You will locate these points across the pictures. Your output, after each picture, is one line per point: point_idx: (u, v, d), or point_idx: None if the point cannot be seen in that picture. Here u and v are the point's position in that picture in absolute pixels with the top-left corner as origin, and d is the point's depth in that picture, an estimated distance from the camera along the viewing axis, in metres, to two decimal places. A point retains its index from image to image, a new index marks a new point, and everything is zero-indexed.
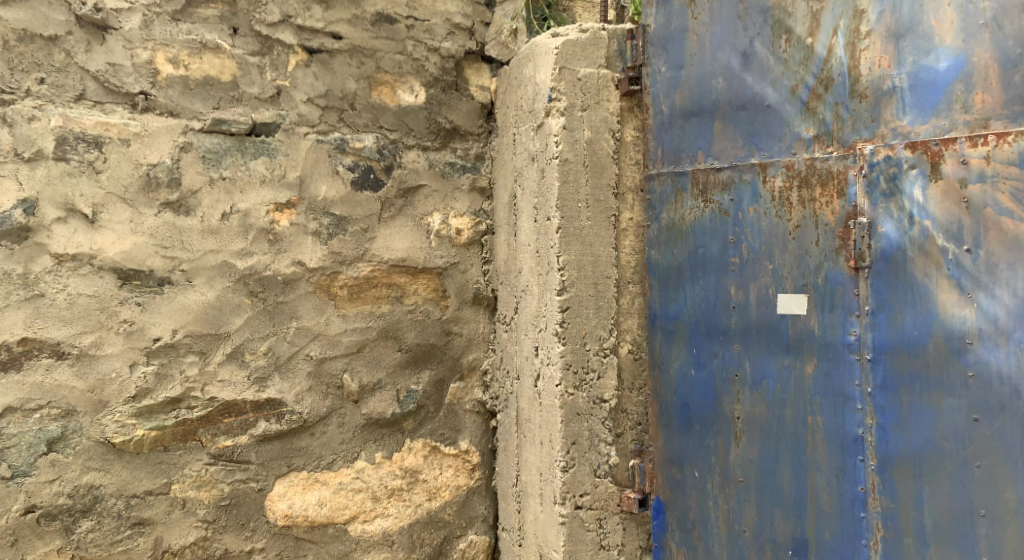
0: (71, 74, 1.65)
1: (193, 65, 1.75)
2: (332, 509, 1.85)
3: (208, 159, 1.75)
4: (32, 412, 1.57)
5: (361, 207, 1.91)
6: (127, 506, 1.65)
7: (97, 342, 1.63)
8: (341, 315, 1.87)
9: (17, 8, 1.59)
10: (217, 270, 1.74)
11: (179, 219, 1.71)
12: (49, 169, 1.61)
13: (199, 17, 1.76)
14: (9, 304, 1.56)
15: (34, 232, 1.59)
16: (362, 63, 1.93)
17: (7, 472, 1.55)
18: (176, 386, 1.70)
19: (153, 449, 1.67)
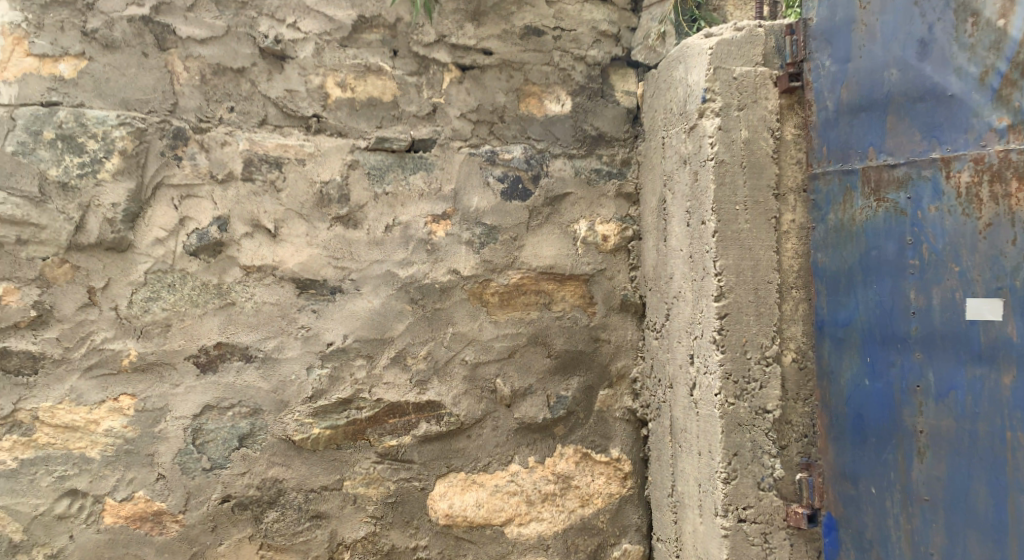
0: (255, 102, 1.81)
1: (359, 87, 1.87)
2: (489, 511, 1.89)
3: (373, 175, 1.86)
4: (226, 410, 1.73)
5: (511, 216, 1.94)
6: (306, 499, 1.77)
7: (279, 346, 1.77)
8: (493, 321, 1.92)
9: (212, 46, 1.77)
10: (381, 279, 1.84)
11: (348, 231, 1.83)
12: (238, 189, 1.77)
13: (364, 42, 1.87)
14: (207, 312, 1.73)
15: (227, 246, 1.75)
16: (512, 76, 1.97)
17: (208, 464, 1.71)
18: (346, 387, 1.80)
19: (327, 447, 1.79)
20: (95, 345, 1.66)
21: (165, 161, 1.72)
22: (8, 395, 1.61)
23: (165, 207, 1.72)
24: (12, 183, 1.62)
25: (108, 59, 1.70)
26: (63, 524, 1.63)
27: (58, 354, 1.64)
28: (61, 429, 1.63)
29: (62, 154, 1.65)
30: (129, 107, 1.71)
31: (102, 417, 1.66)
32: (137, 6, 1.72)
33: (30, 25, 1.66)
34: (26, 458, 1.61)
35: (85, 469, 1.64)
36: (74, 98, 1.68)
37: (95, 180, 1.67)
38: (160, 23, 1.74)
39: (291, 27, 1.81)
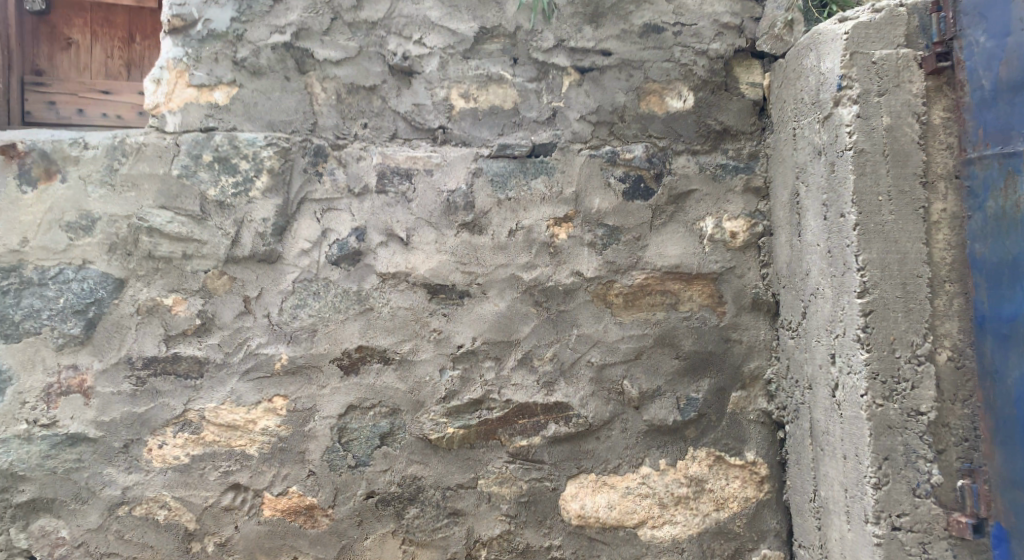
0: (386, 117, 1.90)
1: (481, 97, 1.91)
2: (621, 512, 1.89)
3: (496, 181, 1.89)
4: (368, 410, 1.82)
5: (634, 216, 1.93)
6: (444, 497, 1.83)
7: (414, 349, 1.84)
8: (618, 323, 1.91)
9: (346, 66, 1.87)
10: (508, 283, 1.87)
11: (474, 237, 1.87)
12: (373, 201, 1.86)
13: (485, 53, 1.92)
14: (348, 317, 1.83)
15: (364, 255, 1.84)
16: (631, 75, 1.95)
17: (353, 461, 1.81)
18: (477, 388, 1.85)
19: (461, 446, 1.84)
20: (251, 350, 1.79)
21: (307, 177, 1.84)
22: (180, 396, 1.77)
23: (308, 220, 1.84)
24: (177, 204, 1.78)
25: (256, 85, 1.84)
26: (229, 515, 1.77)
27: (219, 358, 1.78)
28: (224, 428, 1.78)
29: (218, 175, 1.79)
30: (275, 128, 1.84)
31: (258, 417, 1.78)
32: (279, 33, 1.84)
33: (190, 59, 1.82)
34: (196, 454, 1.77)
35: (246, 464, 1.78)
36: (227, 123, 1.83)
37: (248, 198, 1.81)
38: (299, 48, 1.85)
39: (417, 43, 1.89)
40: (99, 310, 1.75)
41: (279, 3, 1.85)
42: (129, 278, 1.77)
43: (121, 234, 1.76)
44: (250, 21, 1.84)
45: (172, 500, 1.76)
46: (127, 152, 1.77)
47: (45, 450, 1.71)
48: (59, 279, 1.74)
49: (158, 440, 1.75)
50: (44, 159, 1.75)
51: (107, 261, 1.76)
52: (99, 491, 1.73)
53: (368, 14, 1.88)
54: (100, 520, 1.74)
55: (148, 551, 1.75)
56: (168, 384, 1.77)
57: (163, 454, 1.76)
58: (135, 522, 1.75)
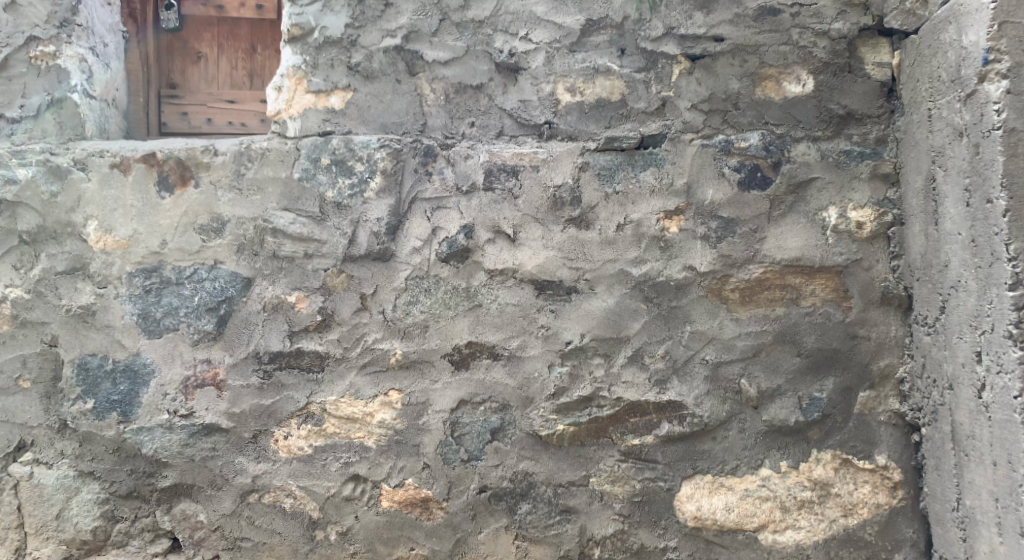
0: (493, 115, 1.91)
1: (588, 90, 1.89)
2: (740, 515, 1.82)
3: (603, 175, 1.86)
4: (479, 404, 1.84)
5: (750, 207, 1.84)
6: (556, 494, 1.83)
7: (522, 345, 1.84)
8: (734, 319, 1.84)
9: (454, 66, 1.90)
10: (617, 278, 1.84)
11: (581, 232, 1.85)
12: (481, 198, 1.87)
13: (592, 45, 1.89)
14: (458, 313, 1.86)
15: (473, 252, 1.86)
16: (746, 60, 1.86)
17: (466, 456, 1.83)
18: (587, 385, 1.83)
19: (572, 443, 1.83)
20: (367, 344, 1.85)
21: (418, 177, 1.87)
22: (303, 390, 1.85)
23: (418, 219, 1.87)
24: (298, 206, 1.86)
25: (369, 88, 1.90)
26: (350, 505, 1.84)
27: (339, 353, 1.85)
28: (344, 420, 1.85)
29: (335, 177, 1.86)
30: (387, 130, 1.90)
31: (375, 410, 1.84)
32: (390, 37, 1.89)
33: (308, 66, 1.90)
34: (318, 445, 1.85)
35: (364, 456, 1.84)
36: (343, 126, 1.90)
37: (363, 199, 1.86)
38: (410, 50, 1.89)
39: (524, 39, 1.89)
40: (230, 307, 1.86)
41: (390, 8, 1.90)
42: (255, 277, 1.86)
43: (248, 236, 1.86)
44: (363, 27, 1.90)
45: (297, 489, 1.84)
46: (252, 158, 1.86)
47: (184, 439, 1.84)
48: (193, 278, 1.86)
49: (284, 431, 1.84)
50: (180, 166, 1.86)
51: (236, 261, 1.86)
52: (232, 478, 1.84)
53: (475, 13, 1.89)
54: (234, 506, 1.85)
55: (276, 536, 1.86)
56: (292, 377, 1.85)
57: (288, 444, 1.84)
58: (265, 509, 1.85)
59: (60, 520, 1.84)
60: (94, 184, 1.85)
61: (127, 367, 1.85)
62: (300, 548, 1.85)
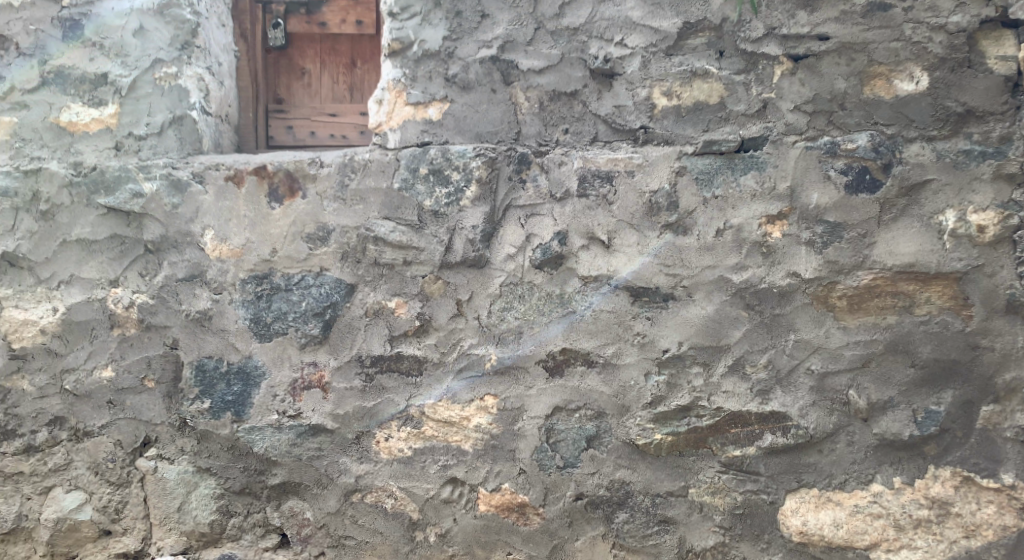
0: (587, 121, 1.91)
1: (685, 93, 1.86)
2: (850, 532, 1.73)
3: (701, 179, 1.83)
4: (575, 411, 1.84)
5: (858, 211, 1.76)
6: (654, 504, 1.81)
7: (618, 352, 1.83)
8: (842, 328, 1.76)
9: (549, 74, 1.91)
10: (716, 285, 1.80)
11: (679, 238, 1.82)
12: (575, 205, 1.87)
13: (689, 48, 1.86)
14: (553, 320, 1.86)
15: (567, 259, 1.86)
16: (853, 59, 1.78)
17: (561, 463, 1.84)
18: (685, 394, 1.80)
19: (670, 453, 1.80)
20: (464, 350, 1.89)
21: (512, 185, 1.89)
22: (403, 393, 1.90)
23: (513, 226, 1.89)
24: (398, 214, 1.92)
25: (465, 99, 1.94)
26: (449, 507, 1.88)
27: (436, 357, 1.89)
28: (442, 424, 1.88)
29: (433, 186, 1.90)
30: (483, 139, 1.93)
31: (472, 415, 1.87)
32: (486, 48, 1.93)
33: (407, 79, 1.96)
34: (417, 448, 1.89)
35: (462, 460, 1.88)
36: (440, 136, 1.94)
37: (459, 207, 1.90)
38: (505, 60, 1.92)
39: (619, 44, 1.88)
40: (334, 312, 1.93)
41: (485, 19, 1.93)
42: (358, 283, 1.93)
43: (351, 244, 1.93)
44: (460, 38, 1.94)
45: (398, 490, 1.90)
46: (355, 169, 1.93)
47: (292, 439, 1.92)
48: (301, 285, 1.94)
49: (385, 433, 1.90)
50: (288, 178, 1.94)
51: (340, 268, 1.93)
52: (337, 478, 1.92)
53: (570, 21, 1.90)
54: (338, 504, 1.92)
55: (378, 536, 1.92)
56: (392, 381, 1.91)
57: (389, 446, 1.90)
58: (367, 508, 1.92)
59: (181, 513, 1.96)
60: (211, 196, 1.96)
61: (240, 369, 1.95)
62: (401, 548, 1.91)
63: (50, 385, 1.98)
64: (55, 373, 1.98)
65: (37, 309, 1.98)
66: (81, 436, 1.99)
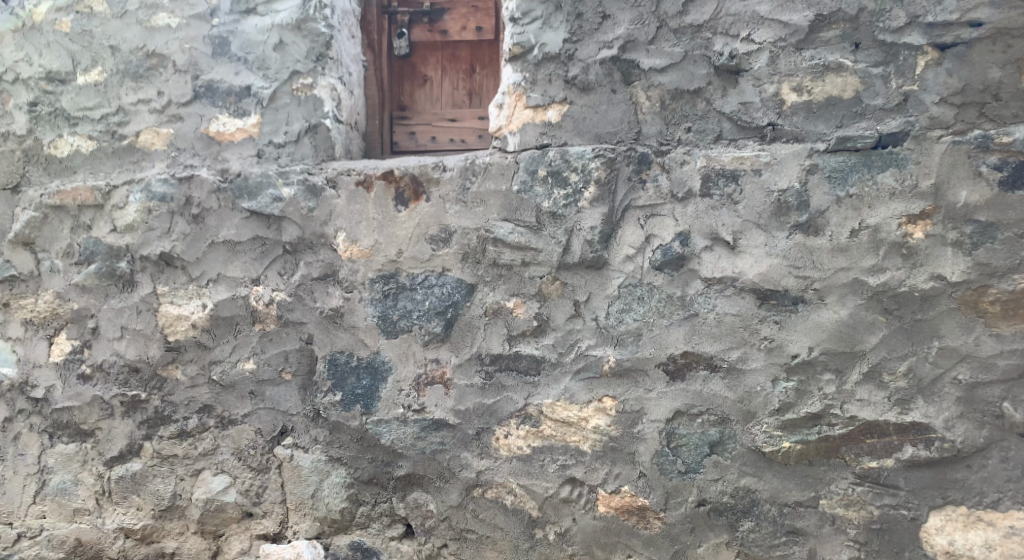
0: (711, 119, 1.87)
1: (816, 88, 1.79)
2: (1004, 555, 1.59)
3: (834, 178, 1.75)
4: (696, 416, 1.81)
5: (1016, 209, 1.62)
6: (781, 513, 1.75)
7: (743, 356, 1.78)
8: (995, 335, 1.63)
9: (671, 72, 1.88)
10: (850, 288, 1.72)
11: (809, 239, 1.75)
12: (698, 205, 1.83)
13: (821, 41, 1.79)
14: (673, 322, 1.83)
15: (689, 260, 1.83)
16: (1010, 45, 1.65)
17: (683, 467, 1.81)
18: (816, 402, 1.73)
19: (799, 462, 1.74)
20: (582, 350, 1.89)
21: (632, 185, 1.88)
22: (521, 391, 1.93)
23: (633, 227, 1.88)
24: (518, 216, 1.94)
25: (585, 100, 1.94)
26: (568, 507, 1.89)
27: (554, 357, 1.91)
28: (560, 424, 1.89)
29: (552, 188, 1.92)
30: (602, 140, 1.92)
31: (590, 416, 1.87)
32: (607, 48, 1.92)
33: (527, 82, 1.98)
34: (536, 446, 1.91)
35: (580, 460, 1.88)
36: (559, 138, 1.95)
37: (577, 208, 1.90)
38: (626, 60, 1.91)
39: (745, 40, 1.83)
40: (456, 311, 1.98)
41: (607, 19, 1.93)
42: (478, 283, 1.97)
43: (472, 245, 1.97)
44: (581, 40, 1.94)
45: (517, 487, 1.92)
46: (477, 172, 1.98)
47: (417, 432, 1.99)
48: (425, 284, 2.01)
49: (505, 430, 1.94)
50: (413, 182, 2.01)
51: (461, 269, 1.98)
52: (458, 472, 1.97)
53: (694, 18, 1.87)
54: (460, 498, 1.98)
55: (499, 531, 1.95)
56: (511, 379, 1.94)
57: (509, 443, 1.93)
58: (488, 504, 1.96)
59: (314, 499, 2.07)
60: (343, 200, 2.06)
61: (369, 364, 2.04)
62: (521, 545, 1.94)
63: (199, 375, 2.13)
64: (203, 364, 2.13)
65: (189, 305, 2.12)
66: (226, 423, 2.13)
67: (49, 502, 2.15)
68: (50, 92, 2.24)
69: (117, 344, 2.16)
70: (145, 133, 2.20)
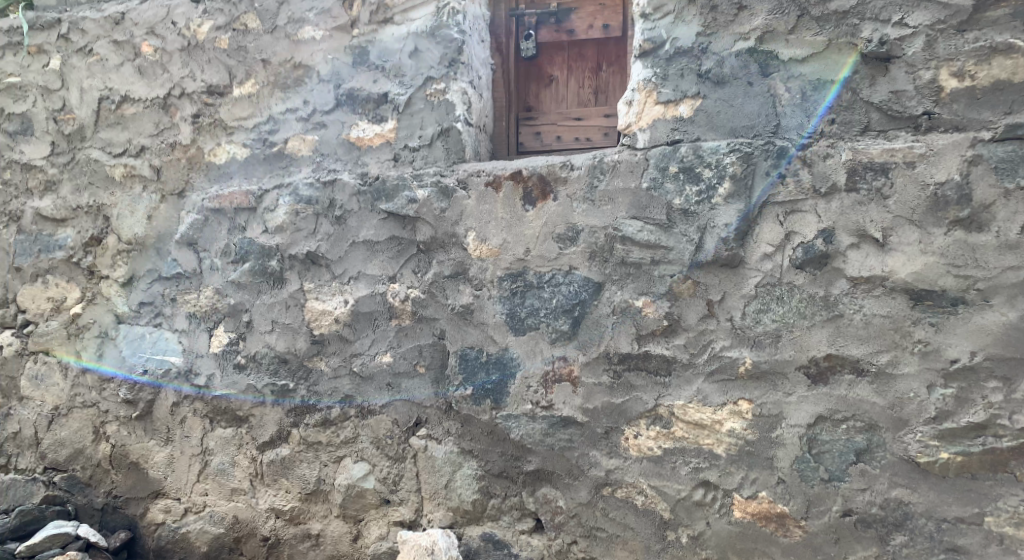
0: (858, 109, 1.77)
1: (981, 73, 1.65)
2: None
3: (1002, 169, 1.61)
4: (841, 422, 1.73)
5: None
6: (939, 529, 1.64)
7: (893, 360, 1.68)
8: None
9: (813, 62, 1.82)
10: (1020, 288, 1.58)
11: (971, 236, 1.63)
12: (843, 200, 1.74)
13: (988, 21, 1.66)
14: (815, 323, 1.76)
15: (833, 258, 1.75)
16: None
17: (826, 475, 1.73)
18: (979, 411, 1.61)
19: (959, 475, 1.62)
20: (716, 351, 1.84)
21: (770, 180, 1.81)
22: (651, 392, 1.91)
23: (771, 223, 1.81)
24: (647, 214, 1.92)
25: (719, 94, 1.89)
26: (701, 510, 1.85)
27: (686, 358, 1.87)
28: (693, 426, 1.86)
29: (683, 185, 1.88)
30: (737, 134, 1.87)
31: (724, 419, 1.83)
32: (743, 40, 1.88)
33: (658, 77, 1.96)
34: (667, 447, 1.89)
35: (714, 464, 1.84)
36: (692, 134, 1.90)
37: (711, 205, 1.85)
38: (765, 51, 1.86)
39: (897, 24, 1.73)
40: (583, 309, 1.98)
41: (744, 10, 1.87)
42: (606, 282, 1.96)
43: (599, 243, 1.96)
44: (715, 33, 1.90)
45: (649, 488, 1.91)
46: (605, 170, 1.97)
47: (545, 429, 2.01)
48: (552, 282, 2.02)
49: (634, 430, 1.92)
50: (541, 181, 2.03)
51: (589, 267, 1.98)
52: (588, 470, 1.97)
53: (840, 4, 1.78)
54: (589, 496, 1.98)
55: (629, 531, 1.94)
56: (641, 379, 1.92)
57: (639, 443, 1.92)
58: (618, 503, 1.95)
59: (448, 490, 2.13)
60: (473, 201, 2.10)
61: (498, 360, 2.07)
62: (652, 546, 1.92)
63: (341, 367, 2.24)
64: (345, 357, 2.24)
65: (332, 301, 2.24)
66: (365, 413, 2.23)
67: (211, 481, 2.35)
68: (211, 104, 2.42)
69: (268, 337, 2.30)
70: (293, 140, 2.34)
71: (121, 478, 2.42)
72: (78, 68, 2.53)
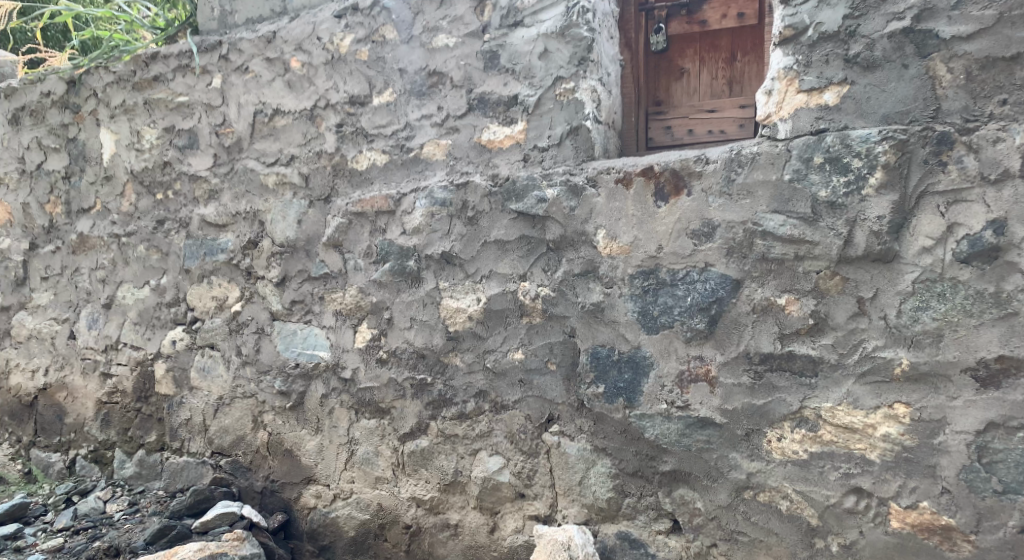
0: None
1: None
2: None
3: None
4: (1016, 430, 1.59)
5: None
6: None
7: None
8: None
9: (981, 39, 1.67)
10: None
11: None
12: (1017, 188, 1.60)
13: None
14: (984, 322, 1.63)
15: (1005, 251, 1.61)
16: None
17: (999, 487, 1.60)
18: None
19: None
20: (867, 352, 1.74)
21: (929, 168, 1.69)
22: (796, 393, 1.83)
23: (930, 215, 1.69)
24: (790, 207, 1.84)
25: (869, 79, 1.79)
26: (853, 518, 1.76)
27: (834, 359, 1.78)
28: (843, 429, 1.77)
29: (830, 175, 1.79)
30: (890, 120, 1.75)
31: (879, 422, 1.73)
32: (898, 20, 1.75)
33: (801, 65, 1.87)
34: (814, 451, 1.81)
35: (868, 470, 1.74)
36: (839, 122, 1.81)
37: (861, 197, 1.75)
38: (922, 30, 1.73)
39: None
40: (720, 307, 1.93)
41: None
42: (745, 278, 1.90)
43: (737, 239, 1.90)
44: (865, 15, 1.79)
45: (794, 493, 1.83)
46: (743, 163, 1.90)
47: (682, 429, 1.97)
48: (686, 280, 1.97)
49: (777, 433, 1.85)
50: (674, 176, 1.98)
51: (726, 264, 1.92)
52: (727, 473, 1.91)
53: None
54: (729, 499, 1.92)
55: (773, 536, 1.87)
56: (784, 380, 1.85)
57: (783, 447, 1.85)
58: (760, 507, 1.88)
59: (582, 486, 2.13)
60: (603, 198, 2.08)
61: (630, 359, 2.05)
62: (799, 552, 1.84)
63: (476, 362, 2.29)
64: (479, 353, 2.29)
65: (466, 299, 2.29)
66: (499, 408, 2.26)
67: (356, 469, 2.46)
68: (352, 113, 2.53)
69: (408, 333, 2.39)
70: (428, 145, 2.41)
71: (277, 464, 2.59)
72: (236, 86, 2.72)
